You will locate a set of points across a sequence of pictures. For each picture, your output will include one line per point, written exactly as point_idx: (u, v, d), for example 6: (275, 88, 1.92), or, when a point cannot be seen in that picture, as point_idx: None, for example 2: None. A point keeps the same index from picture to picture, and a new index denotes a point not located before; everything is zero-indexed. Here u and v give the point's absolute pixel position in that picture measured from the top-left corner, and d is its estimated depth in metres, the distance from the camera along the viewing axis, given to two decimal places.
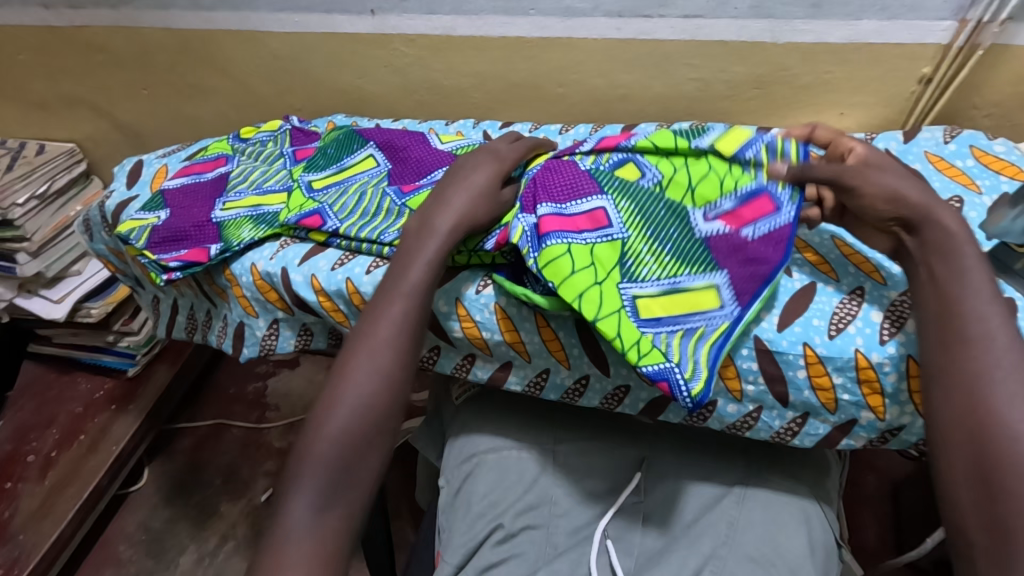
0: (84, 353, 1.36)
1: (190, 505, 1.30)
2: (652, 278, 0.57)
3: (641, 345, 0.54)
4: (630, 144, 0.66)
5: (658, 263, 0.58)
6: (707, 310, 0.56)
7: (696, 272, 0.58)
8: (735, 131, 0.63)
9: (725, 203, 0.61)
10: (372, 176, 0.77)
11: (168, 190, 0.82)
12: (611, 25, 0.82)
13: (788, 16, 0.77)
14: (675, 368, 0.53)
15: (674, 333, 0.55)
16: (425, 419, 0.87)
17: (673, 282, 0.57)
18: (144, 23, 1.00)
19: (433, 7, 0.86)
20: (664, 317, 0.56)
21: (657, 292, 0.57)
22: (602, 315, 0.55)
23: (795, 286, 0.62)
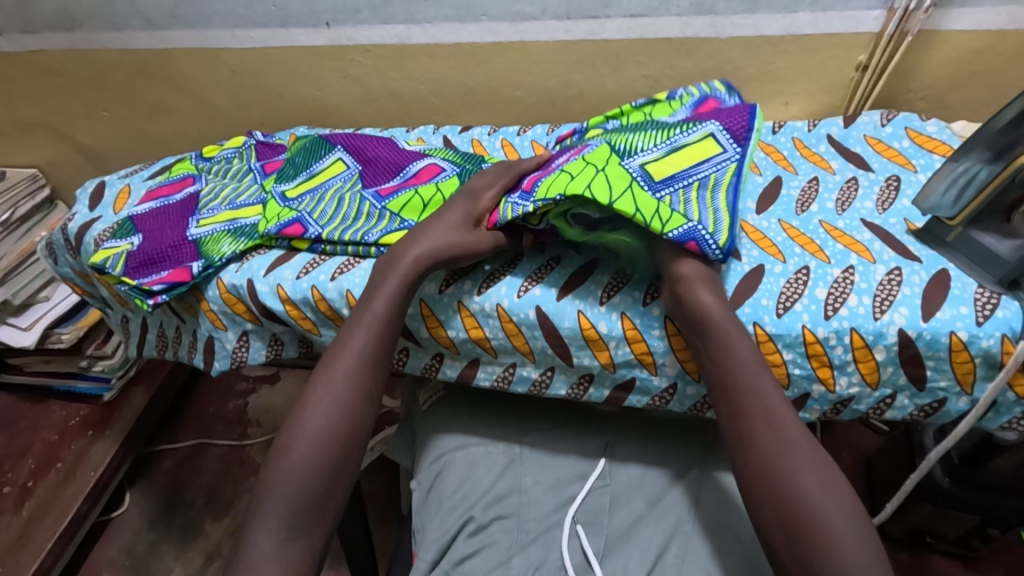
0: (56, 380, 1.34)
1: (174, 527, 1.29)
2: (650, 146, 0.65)
3: (662, 213, 0.57)
4: (583, 127, 0.80)
5: (648, 138, 0.66)
6: (711, 158, 0.64)
7: (687, 131, 0.66)
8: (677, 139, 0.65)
9: (682, 112, 0.75)
10: (345, 180, 0.78)
11: (136, 215, 0.81)
12: (561, 27, 0.85)
13: (728, 12, 0.80)
14: (698, 226, 0.57)
15: (690, 187, 0.61)
16: (396, 425, 0.86)
17: (670, 145, 0.65)
18: (99, 45, 1.00)
19: (387, 17, 0.88)
20: (676, 175, 0.62)
21: (659, 155, 0.64)
22: (616, 196, 0.57)
23: (744, 269, 0.64)
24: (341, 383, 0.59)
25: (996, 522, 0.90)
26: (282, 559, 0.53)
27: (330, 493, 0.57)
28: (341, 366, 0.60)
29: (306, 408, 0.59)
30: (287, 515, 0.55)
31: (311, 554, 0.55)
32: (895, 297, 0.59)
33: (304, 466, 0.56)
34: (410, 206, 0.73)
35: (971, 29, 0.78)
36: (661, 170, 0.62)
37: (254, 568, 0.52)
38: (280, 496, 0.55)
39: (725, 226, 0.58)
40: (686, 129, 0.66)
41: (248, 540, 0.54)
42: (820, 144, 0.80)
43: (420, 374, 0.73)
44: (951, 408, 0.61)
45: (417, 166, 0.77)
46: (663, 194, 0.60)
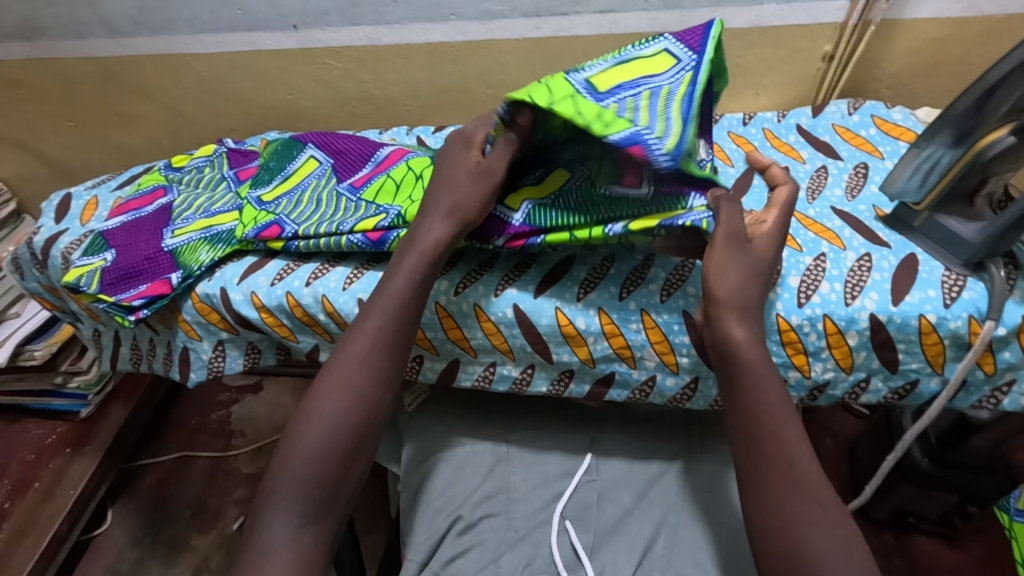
0: (30, 398, 1.30)
1: (159, 542, 1.27)
2: (597, 64, 0.59)
3: (605, 117, 0.52)
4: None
5: (599, 60, 0.61)
6: (664, 71, 0.57)
7: (642, 46, 0.61)
8: (642, 68, 0.58)
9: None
10: (319, 176, 0.77)
11: (106, 230, 0.78)
12: (531, 25, 0.85)
13: (695, 6, 0.81)
14: (642, 129, 0.51)
15: (638, 95, 0.55)
16: None
17: (619, 59, 0.60)
18: (61, 53, 0.98)
19: (356, 19, 0.87)
20: (620, 86, 0.56)
21: (606, 69, 0.58)
22: (555, 99, 0.53)
23: None
24: (356, 368, 0.57)
25: (976, 499, 0.92)
26: (298, 545, 0.53)
27: (346, 476, 0.56)
28: (355, 351, 0.58)
29: (317, 394, 0.57)
30: (298, 501, 0.54)
31: (325, 536, 0.55)
32: (865, 283, 0.60)
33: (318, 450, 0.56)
34: (383, 191, 0.72)
35: (932, 18, 0.80)
36: (604, 80, 0.57)
37: (268, 557, 0.52)
38: (293, 483, 0.54)
39: (676, 127, 0.51)
40: (640, 45, 0.61)
41: (260, 526, 0.54)
42: (790, 134, 0.81)
43: None
44: (923, 390, 0.62)
45: (385, 150, 0.78)
46: (609, 103, 0.54)
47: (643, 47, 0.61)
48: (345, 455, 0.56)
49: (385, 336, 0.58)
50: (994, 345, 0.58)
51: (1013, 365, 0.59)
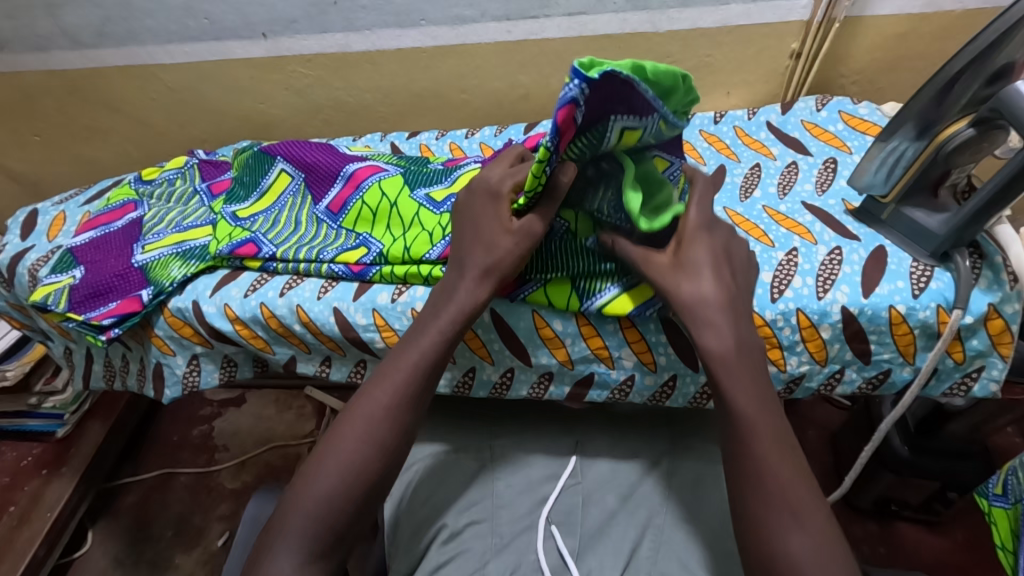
0: (4, 421, 1.27)
1: (142, 562, 1.25)
2: None
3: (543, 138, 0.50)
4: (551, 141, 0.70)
5: None
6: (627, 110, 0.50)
7: None
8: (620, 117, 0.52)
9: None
10: (294, 193, 0.76)
11: (75, 247, 0.76)
12: (501, 29, 0.85)
13: (663, 7, 0.81)
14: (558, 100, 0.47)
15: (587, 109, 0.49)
16: None
17: None
18: (24, 67, 0.96)
19: (325, 26, 0.86)
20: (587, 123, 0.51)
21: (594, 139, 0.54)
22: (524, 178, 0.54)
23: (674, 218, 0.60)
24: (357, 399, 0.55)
25: (955, 486, 0.93)
26: None
27: (352, 516, 0.53)
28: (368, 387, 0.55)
29: None
30: (306, 538, 0.50)
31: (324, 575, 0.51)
32: (836, 276, 0.61)
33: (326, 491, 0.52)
34: (362, 219, 0.70)
35: (894, 14, 0.81)
36: None
37: None
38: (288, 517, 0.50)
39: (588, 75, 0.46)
40: None
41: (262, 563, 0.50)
42: (761, 131, 0.81)
43: (348, 381, 0.73)
44: (896, 379, 0.63)
45: (354, 165, 0.73)
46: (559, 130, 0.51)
47: None
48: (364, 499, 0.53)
49: (388, 370, 0.56)
50: (963, 333, 0.59)
51: (981, 353, 0.60)
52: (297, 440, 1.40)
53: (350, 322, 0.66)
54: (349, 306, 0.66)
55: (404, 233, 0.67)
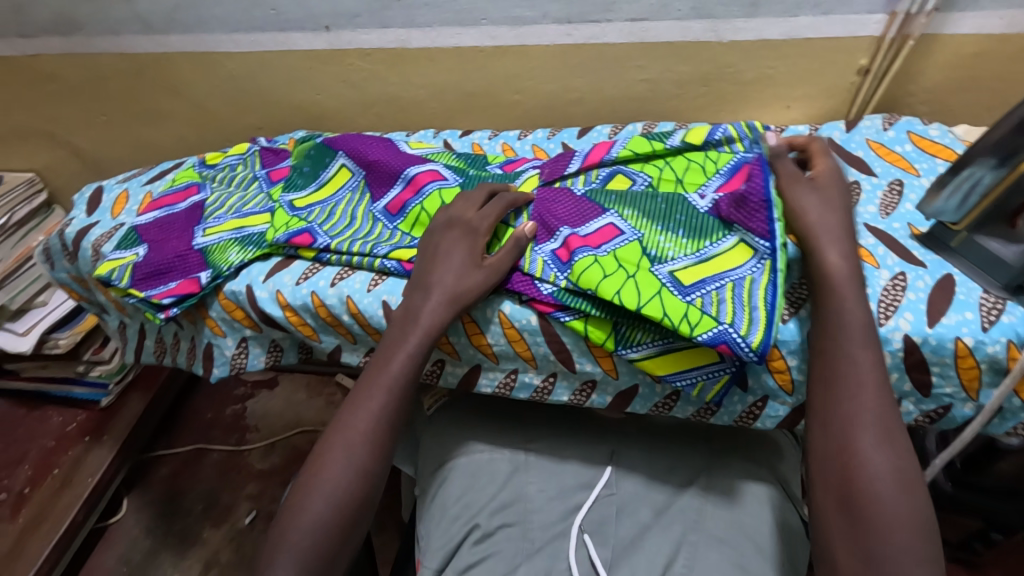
0: (54, 386, 1.35)
1: (171, 533, 1.29)
2: (681, 255, 0.61)
3: (691, 316, 0.55)
4: (613, 155, 0.70)
5: (678, 244, 0.61)
6: (742, 264, 0.59)
7: (717, 239, 0.61)
8: (730, 253, 0.60)
9: (713, 182, 0.65)
10: (353, 188, 0.77)
11: (140, 226, 0.79)
12: (561, 31, 0.84)
13: (729, 16, 0.80)
14: (730, 329, 0.54)
15: (723, 287, 0.58)
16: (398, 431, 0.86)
17: (700, 255, 0.60)
18: (97, 49, 0.99)
19: (386, 21, 0.87)
20: (707, 278, 0.59)
21: (690, 263, 0.60)
22: (644, 301, 0.57)
23: (722, 249, 0.60)
24: None
25: (999, 527, 0.89)
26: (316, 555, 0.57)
27: None
28: None
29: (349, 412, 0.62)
30: None
31: None
32: (899, 303, 0.59)
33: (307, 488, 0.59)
34: (418, 223, 0.71)
35: (972, 34, 0.78)
36: (692, 273, 0.59)
37: None
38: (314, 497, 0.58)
39: (761, 320, 0.54)
40: (717, 238, 0.61)
41: None
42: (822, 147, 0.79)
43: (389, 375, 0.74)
44: (956, 414, 0.60)
45: (416, 169, 0.74)
46: (693, 295, 0.57)
47: (700, 234, 0.62)
48: (342, 497, 0.58)
49: None
50: None
51: None
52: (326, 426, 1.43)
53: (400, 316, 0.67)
54: (397, 300, 0.67)
55: None
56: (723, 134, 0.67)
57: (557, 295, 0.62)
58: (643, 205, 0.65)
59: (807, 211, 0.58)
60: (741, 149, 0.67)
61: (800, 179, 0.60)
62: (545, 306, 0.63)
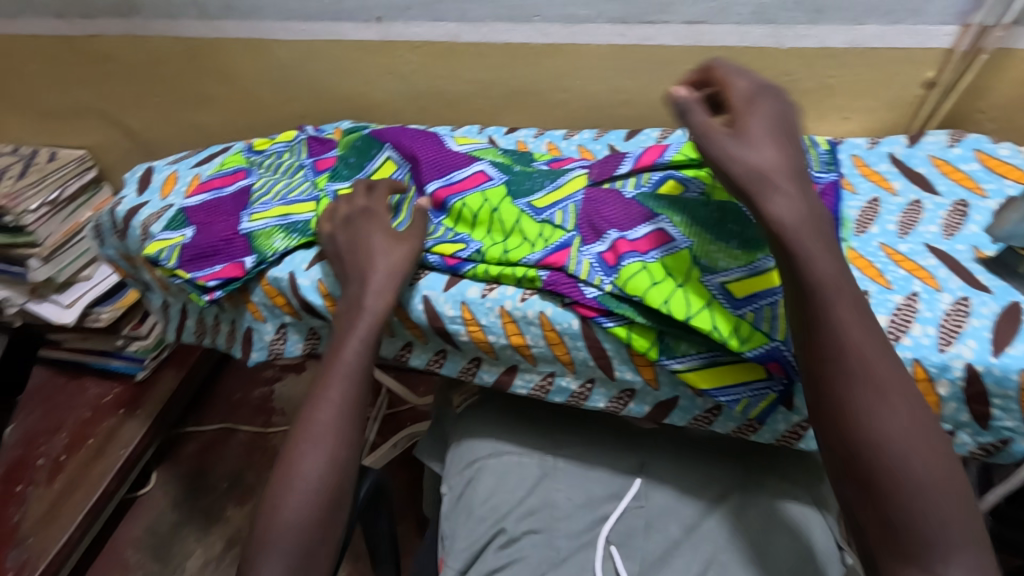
0: (93, 358, 1.39)
1: (196, 509, 1.33)
2: (732, 266, 0.59)
3: (742, 330, 0.56)
4: (666, 159, 0.67)
5: (729, 255, 0.60)
6: None
7: (770, 252, 0.60)
8: None
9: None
10: (398, 181, 0.77)
11: (189, 208, 0.80)
12: (615, 31, 0.83)
13: (790, 22, 0.77)
14: (780, 347, 0.55)
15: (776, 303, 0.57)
16: (427, 428, 0.87)
17: (752, 267, 0.59)
18: (154, 33, 1.01)
19: (438, 15, 0.87)
20: (759, 293, 0.58)
21: (742, 276, 0.59)
22: (694, 313, 0.57)
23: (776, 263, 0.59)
24: None
25: None
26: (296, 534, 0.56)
27: None
28: None
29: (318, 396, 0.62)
30: None
31: None
32: (962, 329, 0.57)
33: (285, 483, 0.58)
34: (462, 219, 0.70)
35: None
36: (744, 286, 0.58)
37: None
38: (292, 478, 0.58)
39: None
40: (771, 251, 0.59)
41: None
42: (882, 162, 0.76)
43: (423, 369, 0.74)
44: (1015, 449, 0.57)
45: (463, 172, 0.73)
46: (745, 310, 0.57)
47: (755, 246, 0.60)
48: (320, 489, 0.58)
49: None
50: None
51: None
52: None
53: (438, 311, 0.66)
54: (438, 295, 0.67)
55: (504, 238, 0.68)
56: None
57: (601, 300, 0.60)
58: (695, 212, 0.63)
59: (742, 150, 0.52)
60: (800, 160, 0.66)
61: (717, 129, 0.53)
62: (587, 311, 0.61)
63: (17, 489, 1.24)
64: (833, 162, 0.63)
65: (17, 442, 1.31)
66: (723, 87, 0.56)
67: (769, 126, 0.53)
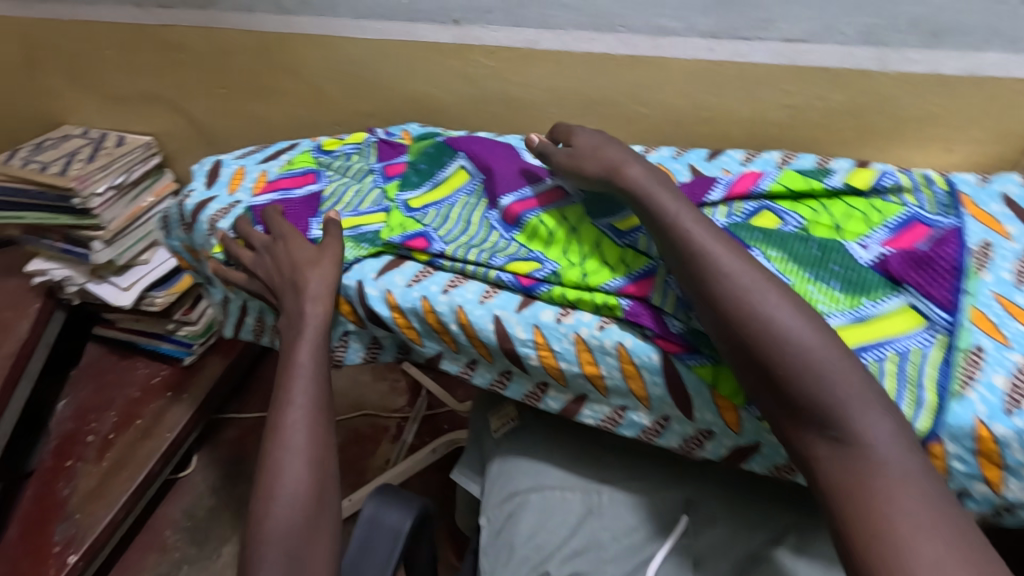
0: (144, 339, 1.41)
1: (234, 496, 1.34)
2: (835, 311, 0.55)
3: None
4: (762, 189, 0.63)
5: (831, 298, 0.56)
6: (911, 331, 0.52)
7: (878, 298, 0.54)
8: (896, 315, 0.53)
9: (877, 235, 0.59)
10: (470, 192, 0.75)
11: (257, 207, 0.80)
12: (705, 46, 0.79)
13: (901, 44, 0.72)
14: None
15: (886, 357, 0.51)
16: (466, 453, 0.89)
17: (857, 313, 0.54)
18: (228, 25, 1.01)
19: (519, 20, 0.84)
20: (868, 344, 0.52)
21: (846, 322, 0.54)
22: None
23: (885, 310, 0.54)
24: None
25: None
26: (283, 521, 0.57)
27: None
28: None
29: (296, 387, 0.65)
30: None
31: None
32: None
33: (268, 488, 0.59)
34: (536, 236, 0.68)
35: None
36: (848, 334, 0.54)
37: None
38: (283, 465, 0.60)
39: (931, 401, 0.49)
40: (880, 297, 0.54)
41: None
42: (992, 202, 0.64)
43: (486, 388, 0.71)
44: None
45: (539, 187, 0.72)
46: None
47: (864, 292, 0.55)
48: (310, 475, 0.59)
49: None
50: None
51: None
52: (388, 413, 1.45)
53: (510, 333, 0.64)
54: (510, 316, 0.64)
55: (582, 260, 0.65)
56: (892, 181, 0.62)
57: (685, 336, 0.58)
58: (792, 247, 0.59)
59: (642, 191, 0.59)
60: (910, 200, 0.61)
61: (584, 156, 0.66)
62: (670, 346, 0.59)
63: (66, 463, 1.26)
64: (952, 207, 0.61)
65: (68, 417, 1.34)
66: (568, 137, 0.70)
67: (611, 146, 0.66)
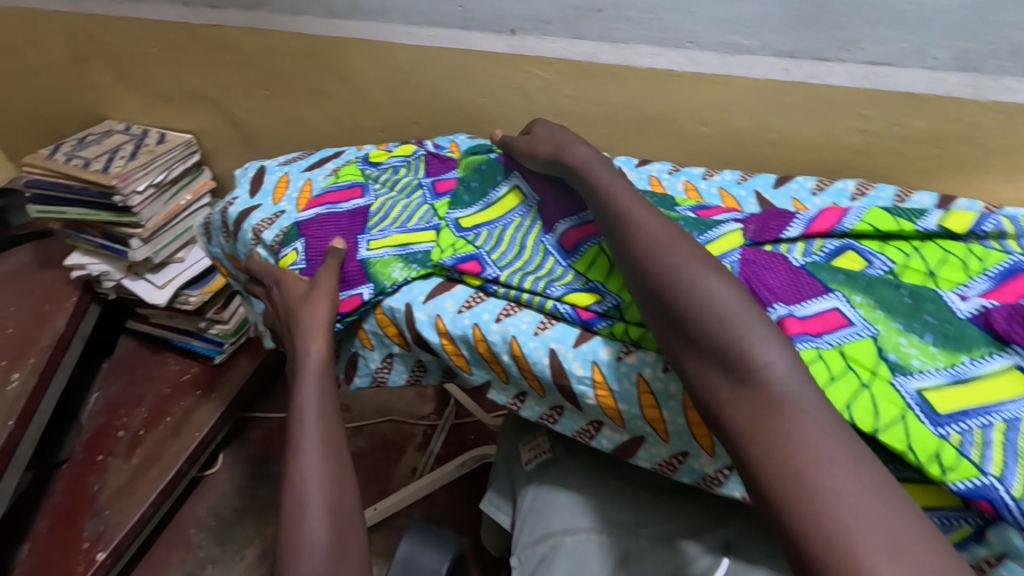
0: (175, 336, 1.41)
1: (258, 498, 1.33)
2: (931, 369, 0.50)
3: (944, 456, 0.46)
4: (846, 227, 0.59)
5: (925, 353, 0.51)
6: (1015, 397, 0.47)
7: (978, 357, 0.50)
8: (998, 378, 0.48)
9: (976, 286, 0.54)
10: (524, 214, 0.72)
11: (303, 220, 0.76)
12: (780, 65, 0.74)
13: (998, 72, 0.67)
14: (997, 486, 0.44)
15: (991, 426, 0.46)
16: (493, 484, 0.86)
17: (955, 372, 0.49)
18: (277, 28, 1.00)
19: (579, 32, 0.81)
20: (970, 409, 0.47)
21: (943, 381, 0.49)
22: (883, 425, 0.48)
23: (986, 371, 0.49)
24: None
25: None
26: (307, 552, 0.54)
27: None
28: None
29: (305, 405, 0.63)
30: None
31: None
32: None
33: (294, 523, 0.55)
34: (596, 265, 0.64)
35: None
36: (943, 395, 0.48)
37: None
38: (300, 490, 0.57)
39: None
40: (981, 356, 0.50)
41: None
42: None
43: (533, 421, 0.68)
44: None
45: None
46: (949, 428, 0.47)
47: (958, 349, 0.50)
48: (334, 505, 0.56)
49: None
50: None
51: None
52: (414, 420, 1.42)
53: (566, 368, 0.60)
54: (566, 350, 0.61)
55: None
56: (992, 225, 0.57)
57: None
58: (879, 293, 0.54)
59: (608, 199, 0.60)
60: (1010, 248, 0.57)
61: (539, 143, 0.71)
62: None
63: (96, 458, 1.27)
64: None
65: (100, 410, 1.34)
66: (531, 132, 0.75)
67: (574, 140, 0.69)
